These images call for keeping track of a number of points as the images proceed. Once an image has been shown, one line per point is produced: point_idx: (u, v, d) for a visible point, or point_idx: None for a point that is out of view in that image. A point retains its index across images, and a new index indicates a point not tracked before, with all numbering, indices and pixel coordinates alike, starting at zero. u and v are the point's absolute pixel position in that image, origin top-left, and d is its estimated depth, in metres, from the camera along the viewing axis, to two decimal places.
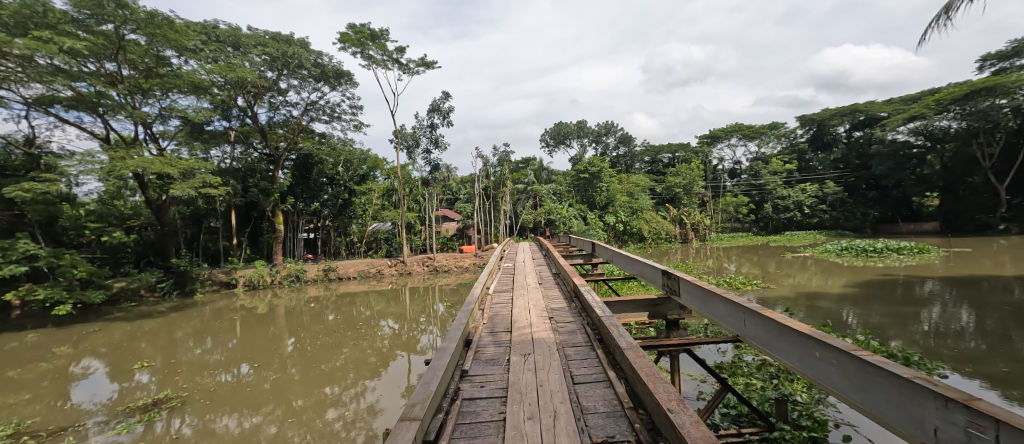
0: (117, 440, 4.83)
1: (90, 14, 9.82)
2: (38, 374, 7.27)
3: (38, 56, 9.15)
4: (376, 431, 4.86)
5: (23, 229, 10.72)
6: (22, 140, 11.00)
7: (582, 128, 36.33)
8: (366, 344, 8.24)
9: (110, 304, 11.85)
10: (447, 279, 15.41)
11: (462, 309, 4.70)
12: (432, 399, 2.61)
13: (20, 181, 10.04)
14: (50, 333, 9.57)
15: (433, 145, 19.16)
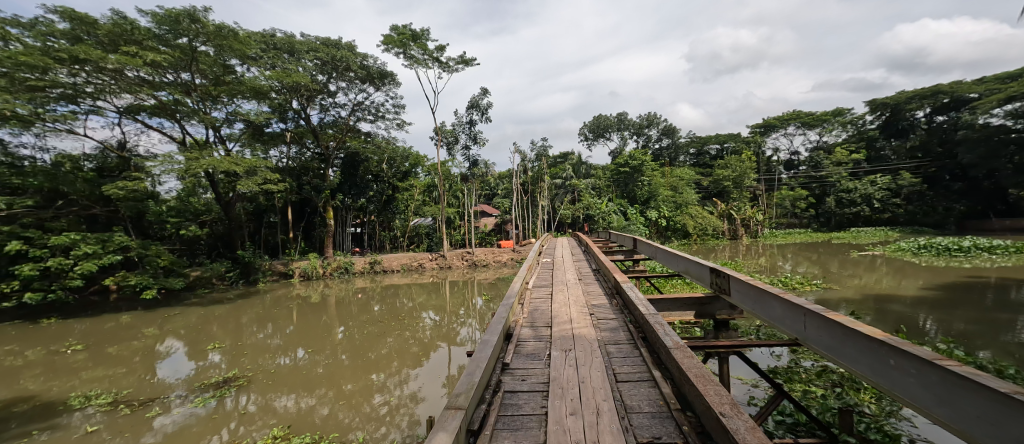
0: (195, 413, 5.36)
1: (169, 29, 10.85)
2: (130, 350, 8.21)
3: (128, 69, 10.26)
4: (420, 418, 5.06)
5: (118, 223, 12.12)
6: (114, 144, 12.39)
7: (623, 121, 35.32)
8: (410, 335, 8.55)
9: (188, 291, 13.12)
10: (486, 274, 15.62)
11: (502, 303, 4.75)
12: (475, 389, 2.68)
13: (114, 181, 11.35)
14: (140, 315, 10.76)
15: (472, 141, 19.25)
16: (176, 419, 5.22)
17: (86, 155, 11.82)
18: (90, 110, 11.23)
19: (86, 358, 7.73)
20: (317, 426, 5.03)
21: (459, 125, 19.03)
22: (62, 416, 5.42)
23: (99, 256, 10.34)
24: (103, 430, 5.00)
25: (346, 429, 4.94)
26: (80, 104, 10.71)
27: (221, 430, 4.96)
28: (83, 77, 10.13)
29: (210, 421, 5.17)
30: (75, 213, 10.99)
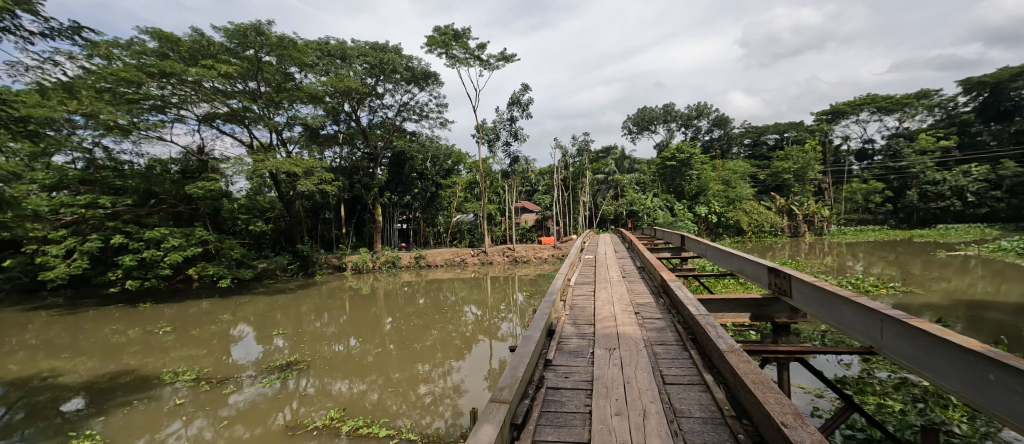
0: (262, 392, 5.82)
1: (238, 43, 11.75)
2: (208, 333, 9.05)
3: (205, 81, 11.31)
4: (463, 409, 5.16)
5: (198, 219, 13.38)
6: (193, 148, 13.65)
7: (669, 112, 33.92)
8: (453, 328, 8.74)
9: (255, 281, 14.27)
10: (527, 270, 15.61)
11: (544, 299, 4.72)
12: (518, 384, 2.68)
13: (194, 181, 12.56)
14: (216, 302, 11.84)
15: (513, 137, 19.20)
16: (246, 398, 5.68)
17: (172, 159, 13.07)
18: (174, 119, 12.41)
19: (173, 339, 8.63)
20: (368, 410, 5.27)
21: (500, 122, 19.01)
22: (155, 389, 6.09)
23: (183, 248, 11.47)
24: (187, 404, 5.56)
25: (394, 416, 5.14)
26: (167, 114, 11.93)
27: (284, 409, 5.35)
28: (168, 89, 11.27)
29: (275, 401, 5.59)
30: (164, 210, 12.34)
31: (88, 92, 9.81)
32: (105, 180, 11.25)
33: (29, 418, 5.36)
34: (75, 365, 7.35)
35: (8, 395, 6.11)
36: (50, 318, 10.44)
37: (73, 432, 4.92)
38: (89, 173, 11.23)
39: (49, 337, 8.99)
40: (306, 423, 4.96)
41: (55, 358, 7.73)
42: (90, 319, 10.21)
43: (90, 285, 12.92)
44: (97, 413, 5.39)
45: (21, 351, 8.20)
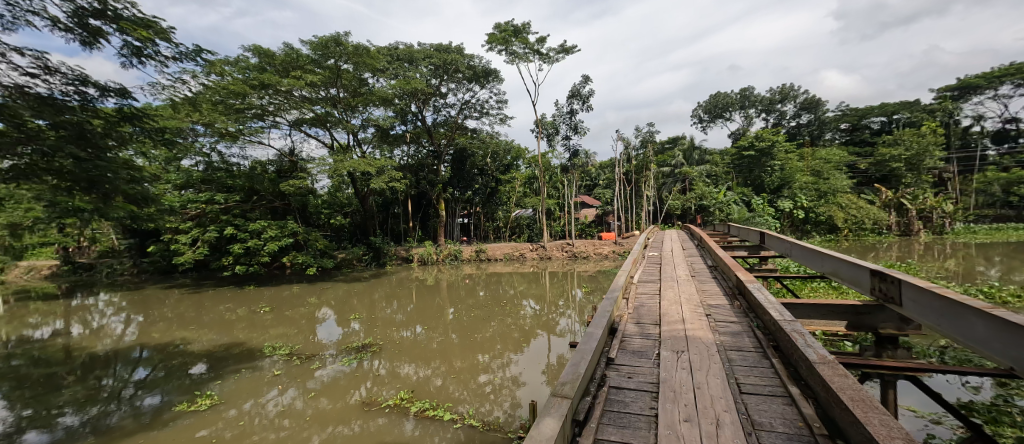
0: (341, 370, 6.31)
1: (322, 55, 12.75)
2: (297, 314, 10.03)
3: (294, 90, 12.50)
4: (522, 401, 5.17)
5: (290, 214, 14.87)
6: (285, 150, 15.13)
7: (747, 97, 31.24)
8: (512, 321, 8.80)
9: (335, 269, 15.54)
10: (587, 266, 15.26)
11: (606, 296, 4.56)
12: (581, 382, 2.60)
13: (286, 180, 13.95)
14: (305, 286, 13.09)
15: (573, 131, 18.77)
16: (329, 373, 6.20)
17: (270, 160, 14.60)
18: (271, 125, 13.86)
19: (270, 317, 9.70)
20: (435, 394, 5.49)
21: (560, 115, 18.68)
22: (258, 360, 6.88)
23: (277, 238, 12.82)
24: (282, 375, 6.21)
25: (459, 401, 5.30)
26: (265, 121, 13.40)
27: (360, 387, 5.76)
28: (267, 99, 12.66)
29: (353, 378, 6.03)
30: (263, 205, 13.91)
31: (208, 106, 11.45)
32: (219, 180, 13.00)
33: (166, 377, 6.34)
34: (199, 336, 8.55)
35: (151, 357, 7.28)
36: (177, 296, 12.24)
37: (198, 391, 5.73)
38: (209, 174, 13.04)
39: (178, 311, 10.54)
40: (379, 401, 5.29)
41: (183, 329, 9.05)
42: (207, 298, 11.80)
43: (208, 269, 14.99)
44: (215, 377, 6.23)
45: (158, 322, 9.72)
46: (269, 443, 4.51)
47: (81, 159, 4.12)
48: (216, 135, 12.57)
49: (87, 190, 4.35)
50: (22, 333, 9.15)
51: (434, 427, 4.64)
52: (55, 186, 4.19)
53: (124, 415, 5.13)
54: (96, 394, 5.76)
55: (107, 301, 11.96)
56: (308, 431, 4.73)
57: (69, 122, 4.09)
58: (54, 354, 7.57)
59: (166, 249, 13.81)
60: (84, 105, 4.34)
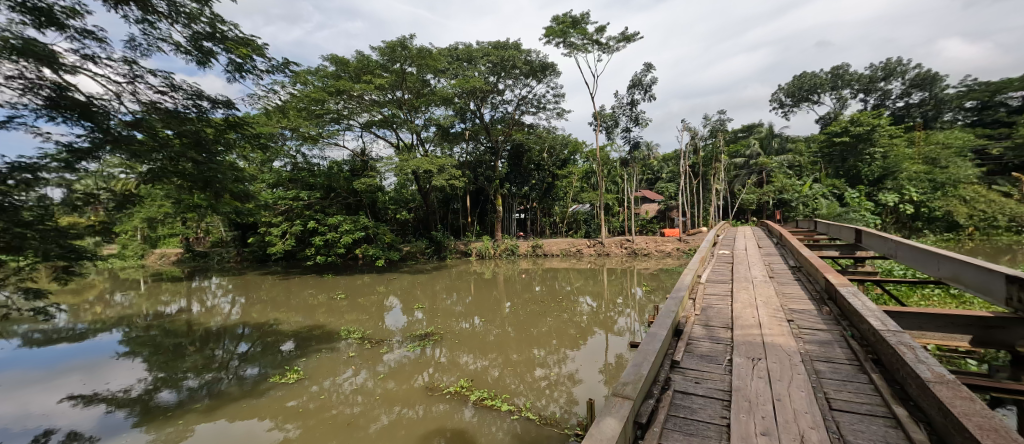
0: (407, 355, 6.64)
1: (390, 60, 13.40)
2: (368, 302, 10.72)
3: (365, 94, 13.38)
4: (579, 399, 5.05)
5: (361, 209, 15.94)
6: (357, 151, 16.19)
7: (840, 76, 27.84)
8: (568, 317, 8.67)
9: (401, 261, 16.41)
10: (648, 263, 14.61)
11: (671, 296, 4.29)
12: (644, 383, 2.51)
13: (358, 178, 14.95)
14: (374, 276, 13.98)
15: (634, 123, 17.94)
16: (396, 358, 6.54)
17: (344, 160, 15.67)
18: (345, 128, 14.89)
19: (346, 304, 10.48)
20: (492, 384, 5.56)
21: (620, 106, 17.94)
22: (336, 342, 7.46)
23: (350, 232, 13.79)
24: (356, 356, 6.65)
25: (516, 393, 5.31)
26: (341, 124, 14.45)
27: (424, 373, 5.99)
28: (342, 104, 13.65)
29: (417, 364, 6.31)
30: (339, 201, 15.06)
31: (294, 112, 12.63)
32: (303, 179, 14.33)
33: (263, 352, 7.12)
34: (288, 317, 9.49)
35: (251, 334, 8.21)
36: (270, 282, 13.68)
37: (287, 366, 6.34)
38: (294, 174, 14.36)
39: (270, 295, 11.78)
40: (441, 387, 5.48)
41: (276, 311, 10.10)
42: (294, 284, 13.08)
43: (294, 259, 16.57)
44: (301, 355, 6.86)
45: (255, 304, 10.93)
46: (345, 417, 4.86)
47: (199, 162, 4.72)
48: (301, 138, 13.80)
49: (204, 189, 4.99)
50: (155, 308, 10.77)
51: (491, 416, 4.70)
52: (179, 185, 4.91)
53: (230, 382, 5.82)
54: (211, 363, 6.62)
55: (215, 284, 13.68)
56: (377, 410, 5.01)
57: (190, 130, 4.69)
58: (179, 327, 8.82)
59: (261, 240, 15.49)
60: (200, 116, 4.93)
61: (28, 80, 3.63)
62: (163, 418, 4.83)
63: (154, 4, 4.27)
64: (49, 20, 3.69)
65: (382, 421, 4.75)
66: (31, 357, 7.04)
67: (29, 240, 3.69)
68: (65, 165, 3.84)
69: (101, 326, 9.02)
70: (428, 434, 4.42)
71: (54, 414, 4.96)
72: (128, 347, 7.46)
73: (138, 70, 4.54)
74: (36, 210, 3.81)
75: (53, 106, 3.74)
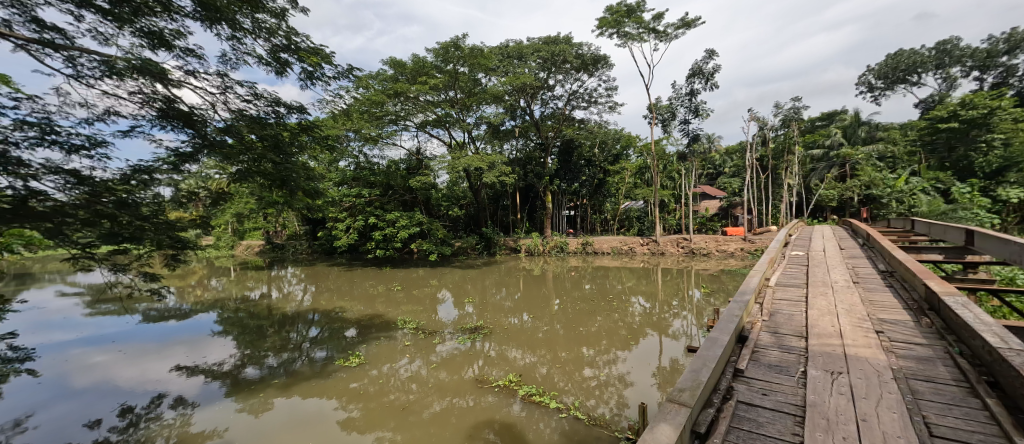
0: (458, 347, 6.78)
1: (444, 60, 13.71)
2: (422, 294, 11.08)
3: (419, 95, 13.84)
4: (630, 402, 4.85)
5: (415, 206, 16.55)
6: (413, 150, 16.77)
7: (947, 51, 24.21)
8: (619, 317, 8.37)
9: (453, 256, 16.79)
10: (707, 264, 13.70)
11: (734, 299, 3.99)
12: (703, 391, 2.38)
13: (414, 176, 15.49)
14: (428, 270, 14.43)
15: (693, 114, 16.87)
16: (448, 349, 6.69)
17: (400, 159, 16.29)
18: (402, 128, 15.50)
19: (402, 295, 10.93)
20: (541, 381, 5.50)
21: (678, 97, 16.97)
22: (393, 331, 7.78)
23: (405, 228, 14.35)
24: (411, 345, 6.90)
25: (564, 391, 5.21)
26: (398, 125, 15.07)
27: (474, 365, 6.07)
28: (399, 106, 14.22)
29: (467, 356, 6.41)
30: (397, 198, 15.77)
31: (356, 115, 13.35)
32: (365, 177, 15.17)
33: (330, 336, 7.62)
34: (352, 305, 10.08)
35: (320, 320, 8.83)
36: (336, 272, 14.61)
37: (351, 351, 6.73)
38: (357, 173, 15.19)
39: (335, 285, 12.60)
40: (491, 380, 5.51)
41: (341, 300, 10.76)
42: (355, 276, 13.88)
43: (356, 252, 17.59)
44: (362, 341, 7.24)
45: (323, 292, 11.73)
46: (400, 402, 5.03)
47: (278, 163, 5.11)
48: (362, 139, 14.56)
49: (281, 186, 5.42)
50: (240, 293, 11.93)
51: (539, 412, 4.64)
52: (262, 184, 5.37)
53: (303, 363, 6.28)
54: (286, 344, 7.19)
55: (288, 274, 14.88)
56: (429, 397, 5.14)
57: (271, 134, 5.02)
58: (261, 311, 9.71)
59: (328, 234, 16.59)
60: (279, 121, 5.25)
61: (146, 95, 4.20)
62: (248, 390, 5.32)
63: (241, 22, 4.65)
64: (160, 42, 4.18)
65: (434, 408, 4.87)
66: (145, 331, 8.08)
67: (147, 232, 4.23)
68: (173, 167, 4.41)
69: (199, 307, 10.19)
70: (478, 424, 4.46)
71: (164, 381, 5.64)
72: (220, 327, 8.33)
73: (228, 81, 4.97)
74: (152, 206, 4.29)
75: (163, 117, 4.26)
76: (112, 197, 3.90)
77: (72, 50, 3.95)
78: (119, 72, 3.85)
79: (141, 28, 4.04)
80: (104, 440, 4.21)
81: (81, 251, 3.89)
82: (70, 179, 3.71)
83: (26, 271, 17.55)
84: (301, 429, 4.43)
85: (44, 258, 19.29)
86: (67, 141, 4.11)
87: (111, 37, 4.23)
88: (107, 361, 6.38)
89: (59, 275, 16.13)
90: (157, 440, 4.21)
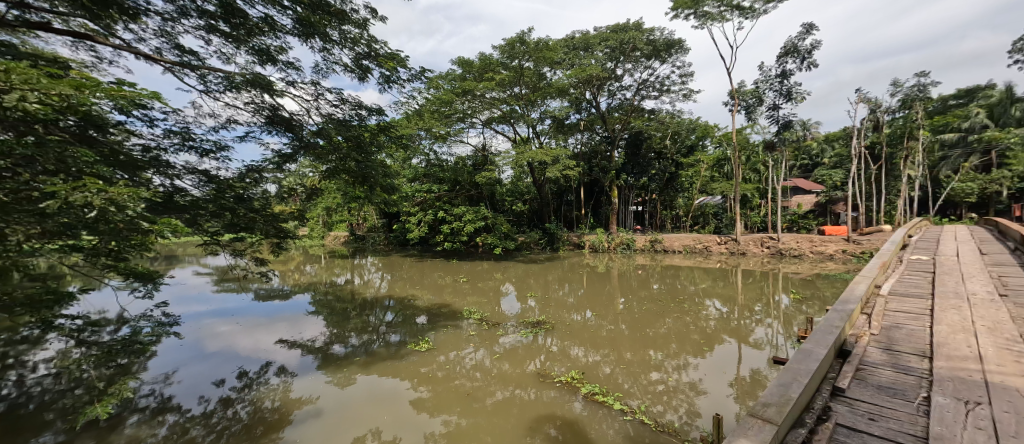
0: (520, 340, 6.76)
1: (510, 57, 13.72)
2: (487, 287, 11.28)
3: (485, 92, 14.04)
4: (702, 412, 4.45)
5: (481, 200, 16.91)
6: (479, 146, 17.11)
7: None
8: (691, 320, 7.78)
9: (517, 250, 16.92)
10: (797, 266, 12.26)
11: (833, 310, 3.49)
12: (795, 409, 2.16)
13: (479, 172, 15.82)
14: (492, 263, 14.66)
15: (784, 98, 15.09)
16: (511, 342, 6.71)
17: (467, 155, 16.67)
18: (469, 126, 15.86)
19: (468, 287, 11.22)
20: (604, 380, 5.28)
21: (766, 80, 15.23)
22: (459, 320, 7.99)
23: (471, 222, 14.73)
24: (475, 335, 7.02)
25: (629, 393, 4.93)
26: (465, 122, 15.45)
27: (535, 359, 5.99)
28: (467, 103, 14.55)
29: (529, 349, 6.36)
30: (463, 193, 16.26)
31: (428, 114, 13.95)
32: (434, 173, 15.82)
33: (403, 322, 8.05)
34: (423, 294, 10.56)
35: (394, 306, 9.38)
36: (408, 263, 15.45)
37: (421, 336, 7.03)
38: (428, 169, 15.90)
39: (408, 275, 13.32)
40: (552, 375, 5.40)
41: (413, 288, 11.34)
42: (426, 266, 14.57)
43: (426, 244, 18.49)
44: (431, 328, 7.53)
45: (397, 280, 12.46)
46: (465, 389, 5.12)
47: (360, 162, 5.37)
48: (433, 137, 15.17)
49: (364, 183, 5.77)
50: (329, 279, 13.14)
51: (601, 412, 4.45)
52: (349, 181, 5.77)
53: (380, 344, 6.67)
54: (366, 326, 7.73)
55: (368, 262, 16.06)
56: (493, 386, 5.18)
57: (354, 135, 5.28)
58: (345, 295, 10.59)
59: (402, 227, 17.60)
60: (361, 123, 5.50)
61: (256, 104, 4.83)
62: (335, 365, 5.78)
63: (330, 34, 4.98)
64: (268, 58, 4.64)
65: (497, 397, 4.88)
66: (257, 307, 9.20)
67: (257, 222, 4.95)
68: (277, 166, 5.16)
69: (297, 289, 11.42)
70: (539, 417, 4.38)
71: (270, 351, 6.34)
72: (314, 307, 9.20)
73: (320, 89, 5.38)
74: (262, 201, 5.18)
75: (270, 122, 4.93)
76: (233, 193, 4.79)
77: (203, 69, 4.51)
78: (238, 86, 4.38)
79: (254, 47, 4.51)
80: (226, 397, 4.83)
81: (209, 238, 4.65)
82: (203, 178, 4.58)
83: (173, 252, 21.23)
84: (378, 405, 4.69)
85: (184, 243, 23.16)
86: (200, 146, 4.75)
87: (230, 56, 4.78)
88: (230, 330, 7.33)
89: (195, 257, 19.16)
90: (265, 401, 4.71)
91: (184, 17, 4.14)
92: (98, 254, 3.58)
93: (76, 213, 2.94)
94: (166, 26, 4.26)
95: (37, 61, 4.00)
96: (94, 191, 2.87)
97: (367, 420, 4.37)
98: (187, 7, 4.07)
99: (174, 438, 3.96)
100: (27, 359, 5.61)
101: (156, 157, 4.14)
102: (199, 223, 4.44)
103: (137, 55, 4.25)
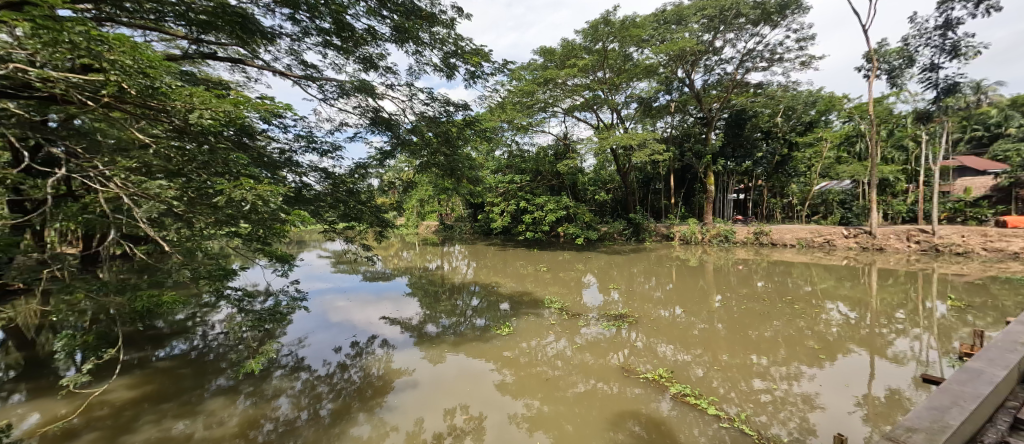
0: (602, 333, 6.50)
1: (592, 40, 13.11)
2: (568, 277, 11.04)
3: (566, 79, 13.67)
4: (818, 429, 3.79)
5: (564, 190, 16.63)
6: (562, 135, 16.73)
7: None
8: (806, 325, 6.71)
9: (600, 241, 16.35)
10: (960, 266, 9.86)
11: (1012, 333, 2.76)
12: (955, 439, 1.81)
13: (561, 161, 15.55)
14: (574, 254, 14.29)
15: (947, 55, 12.08)
16: (593, 334, 6.48)
17: (549, 145, 16.45)
18: (551, 115, 15.61)
19: (550, 277, 11.10)
20: (696, 382, 4.79)
21: (920, 34, 12.33)
22: (540, 309, 7.94)
23: (552, 211, 14.57)
24: (557, 325, 6.90)
25: (726, 399, 4.41)
26: (547, 112, 15.21)
27: (619, 354, 5.68)
28: (549, 93, 14.32)
29: (612, 343, 6.06)
30: (546, 183, 16.14)
31: (509, 106, 14.14)
32: (517, 164, 16.01)
33: (488, 307, 8.24)
34: (505, 282, 10.71)
35: (480, 291, 9.67)
36: (493, 252, 15.80)
37: (504, 322, 7.12)
38: (510, 161, 16.11)
39: (492, 262, 13.67)
40: (638, 371, 5.07)
41: (496, 276, 11.58)
42: (510, 255, 14.83)
43: (510, 234, 18.89)
44: (514, 315, 7.59)
45: (482, 268, 12.84)
46: (546, 377, 5.03)
47: (448, 156, 5.47)
48: (515, 128, 15.38)
49: (453, 176, 5.91)
50: (422, 264, 14.05)
51: (693, 416, 4.03)
52: (439, 174, 6.00)
53: (467, 327, 6.90)
54: (454, 309, 8.08)
55: (456, 250, 16.78)
56: (574, 377, 5.02)
57: (443, 130, 5.42)
58: (436, 280, 11.19)
59: (487, 217, 18.07)
60: (450, 118, 5.60)
61: (362, 107, 5.20)
62: (430, 342, 6.12)
63: (422, 37, 5.13)
64: (371, 65, 4.98)
65: (579, 388, 4.72)
66: (365, 286, 10.19)
67: (365, 214, 5.41)
68: (379, 162, 5.53)
69: (395, 272, 12.43)
70: (623, 413, 4.13)
71: (376, 325, 6.93)
72: (411, 289, 9.88)
73: (414, 90, 5.63)
74: (368, 193, 5.70)
75: (374, 123, 5.29)
76: (344, 188, 5.26)
77: (321, 80, 4.99)
78: (348, 93, 4.77)
79: (360, 56, 4.87)
80: (343, 362, 5.37)
81: (328, 227, 5.29)
82: (322, 174, 5.10)
83: (301, 237, 24.89)
84: (467, 383, 4.82)
85: (307, 231, 26.95)
86: (320, 147, 5.29)
87: (342, 66, 5.24)
88: (346, 305, 8.19)
89: (318, 242, 22.11)
90: (372, 368, 5.15)
91: (306, 35, 4.58)
92: (251, 239, 3.97)
93: (238, 206, 3.39)
94: (294, 45, 4.77)
95: (208, 85, 4.79)
96: (248, 188, 3.28)
97: (458, 396, 4.50)
98: (309, 27, 4.47)
99: (307, 393, 4.48)
100: (207, 318, 6.90)
101: (288, 158, 4.77)
102: (320, 214, 5.09)
103: (274, 72, 4.83)
